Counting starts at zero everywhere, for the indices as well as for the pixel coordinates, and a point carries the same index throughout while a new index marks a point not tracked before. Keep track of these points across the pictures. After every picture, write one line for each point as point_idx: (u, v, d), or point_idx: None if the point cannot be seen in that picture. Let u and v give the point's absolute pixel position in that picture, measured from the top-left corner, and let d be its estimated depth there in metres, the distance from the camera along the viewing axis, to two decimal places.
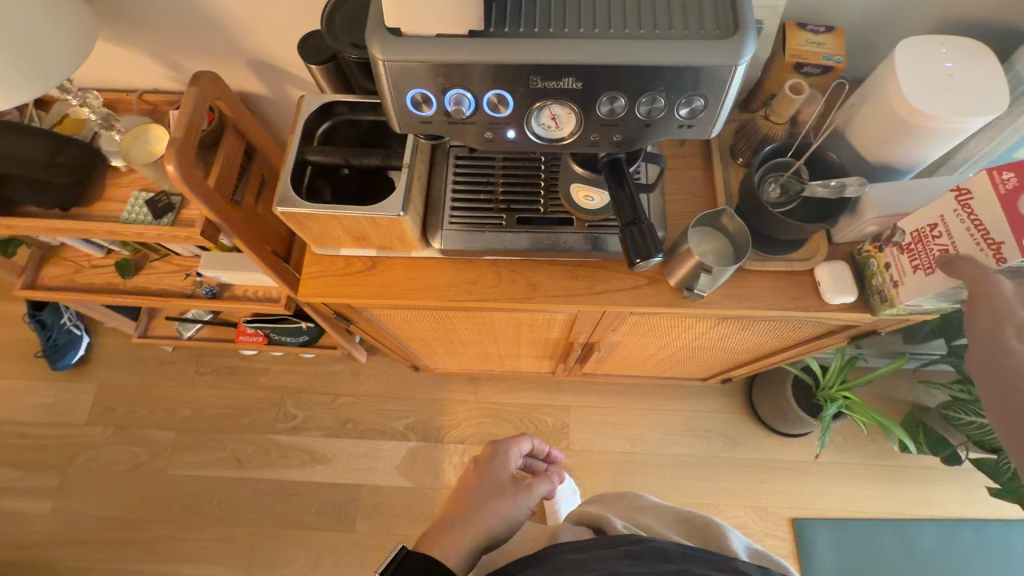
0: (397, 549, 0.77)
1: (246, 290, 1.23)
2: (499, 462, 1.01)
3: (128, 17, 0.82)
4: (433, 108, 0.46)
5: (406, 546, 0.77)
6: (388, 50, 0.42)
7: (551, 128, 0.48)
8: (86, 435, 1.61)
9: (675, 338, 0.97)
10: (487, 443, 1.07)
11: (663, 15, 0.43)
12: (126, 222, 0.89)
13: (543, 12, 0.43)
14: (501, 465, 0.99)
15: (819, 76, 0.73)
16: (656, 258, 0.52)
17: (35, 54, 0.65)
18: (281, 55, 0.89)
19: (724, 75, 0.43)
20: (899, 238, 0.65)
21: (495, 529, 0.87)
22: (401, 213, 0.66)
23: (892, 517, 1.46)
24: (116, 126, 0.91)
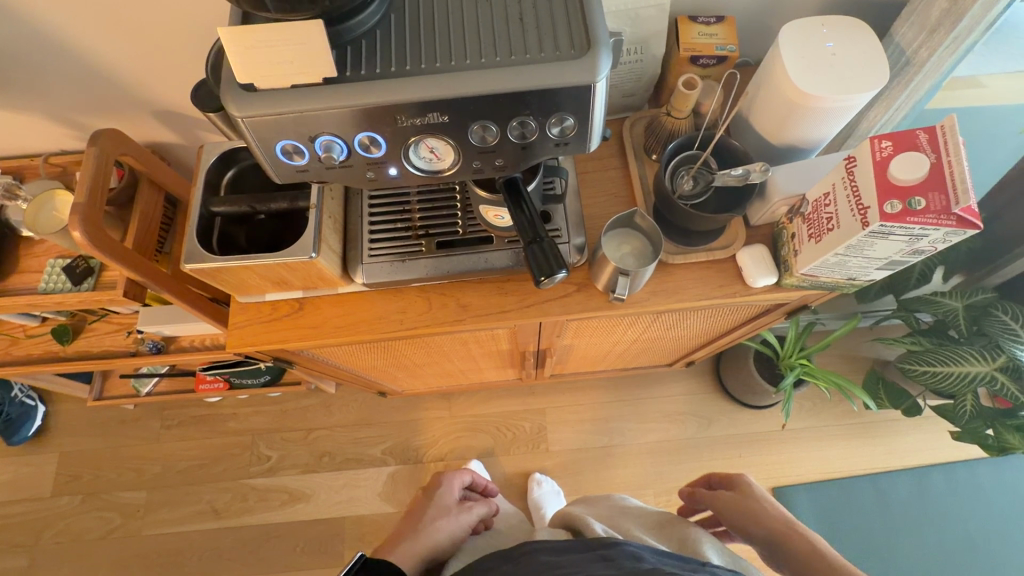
0: (357, 556, 0.77)
1: (193, 340, 1.20)
2: (445, 488, 1.03)
3: (14, 83, 0.79)
4: (305, 157, 0.46)
5: (365, 553, 0.77)
6: (244, 107, 0.42)
7: (431, 160, 0.48)
8: (54, 507, 1.56)
9: (623, 334, 0.98)
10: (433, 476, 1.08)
11: (518, 40, 0.43)
12: (44, 291, 0.86)
13: (400, 50, 0.43)
14: (448, 491, 1.02)
15: (716, 66, 0.74)
16: (559, 274, 0.52)
17: None
18: (185, 102, 0.87)
19: (586, 93, 0.43)
20: (804, 208, 0.67)
21: (442, 543, 0.91)
22: (313, 254, 0.65)
23: (866, 473, 1.50)
24: (21, 195, 0.87)
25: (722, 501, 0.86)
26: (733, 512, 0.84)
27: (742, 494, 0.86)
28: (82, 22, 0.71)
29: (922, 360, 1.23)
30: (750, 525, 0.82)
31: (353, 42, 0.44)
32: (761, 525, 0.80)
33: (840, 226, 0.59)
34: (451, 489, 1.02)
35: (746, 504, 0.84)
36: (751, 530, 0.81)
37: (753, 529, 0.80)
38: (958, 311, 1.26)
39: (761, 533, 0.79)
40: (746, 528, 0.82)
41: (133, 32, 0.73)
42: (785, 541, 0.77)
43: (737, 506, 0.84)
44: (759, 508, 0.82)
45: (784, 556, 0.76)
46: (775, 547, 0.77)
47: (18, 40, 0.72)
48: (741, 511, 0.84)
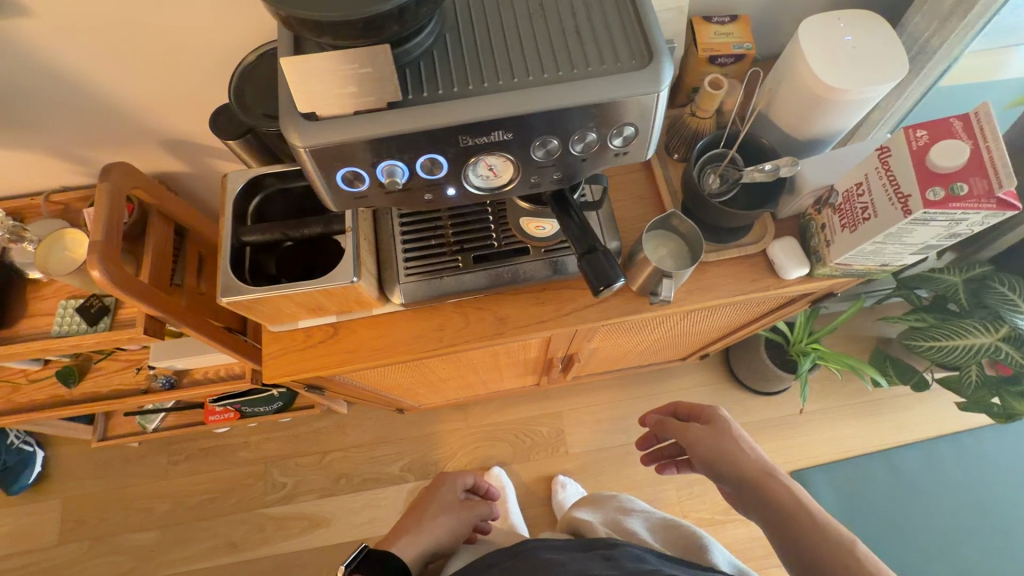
0: (357, 549, 0.77)
1: (207, 371, 1.17)
2: (447, 488, 1.01)
3: (16, 121, 0.76)
4: (366, 183, 0.45)
5: (366, 545, 0.77)
6: (306, 136, 0.41)
7: (489, 178, 0.47)
8: (60, 556, 1.50)
9: (649, 333, 0.98)
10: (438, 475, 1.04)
11: (578, 53, 0.43)
12: (58, 335, 0.83)
13: (459, 69, 0.43)
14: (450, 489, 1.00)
15: (734, 65, 0.75)
16: (617, 283, 0.52)
17: None
18: (193, 130, 0.84)
19: (648, 102, 0.43)
20: (833, 199, 0.68)
21: (443, 543, 0.90)
22: (354, 278, 0.64)
23: (878, 449, 1.53)
24: (27, 236, 0.83)
25: (701, 439, 0.78)
26: (711, 452, 0.76)
27: (719, 430, 0.78)
28: (90, 55, 0.69)
29: (925, 335, 1.26)
30: (725, 467, 0.74)
31: (411, 63, 0.43)
32: (738, 469, 0.72)
33: (878, 215, 0.61)
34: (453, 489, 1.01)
35: (723, 444, 0.76)
36: (726, 472, 0.73)
37: (732, 473, 0.73)
38: (958, 286, 1.30)
39: (738, 477, 0.72)
40: (723, 469, 0.74)
41: (146, 63, 0.71)
42: (762, 486, 0.70)
43: (715, 444, 0.76)
44: (736, 449, 0.74)
45: (760, 501, 0.69)
46: (754, 492, 0.70)
47: (21, 77, 0.69)
48: (718, 451, 0.75)
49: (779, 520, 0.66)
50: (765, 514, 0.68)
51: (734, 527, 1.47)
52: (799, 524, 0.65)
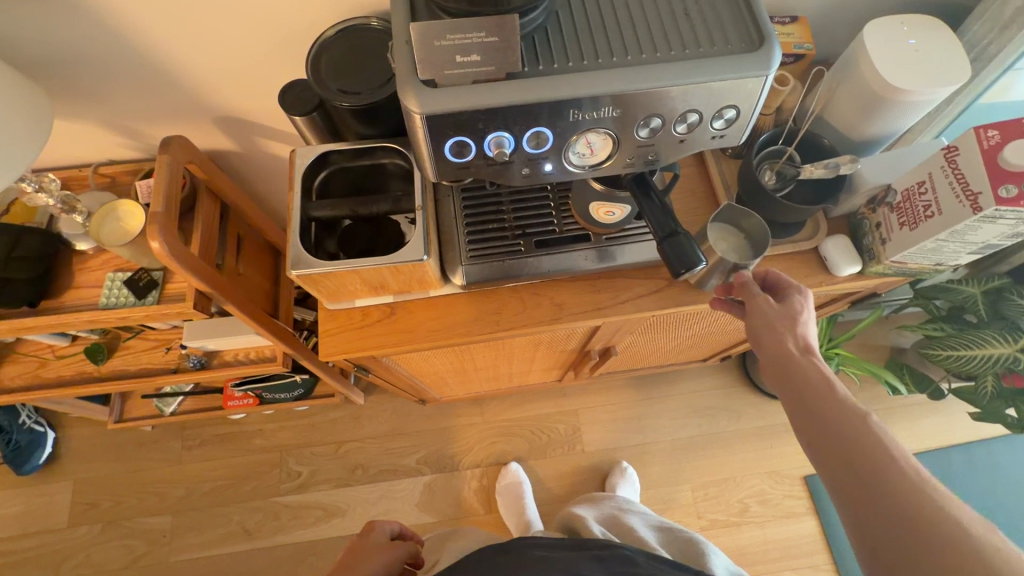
0: None
1: (237, 354, 1.17)
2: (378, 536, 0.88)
3: (79, 91, 0.76)
4: (472, 154, 0.45)
5: None
6: (425, 102, 0.41)
7: (587, 155, 0.48)
8: (68, 539, 1.47)
9: (686, 329, 0.99)
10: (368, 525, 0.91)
11: (687, 35, 0.44)
12: (107, 307, 0.82)
13: (573, 46, 0.44)
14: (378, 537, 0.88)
15: (793, 65, 0.76)
16: (700, 265, 0.53)
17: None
18: (249, 108, 0.84)
19: (755, 85, 0.44)
20: (891, 197, 0.70)
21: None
22: (425, 256, 0.64)
23: None
24: (79, 208, 0.82)
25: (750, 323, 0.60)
26: (765, 344, 0.58)
27: (783, 317, 0.58)
28: (164, 28, 0.69)
29: (944, 344, 1.26)
30: (773, 361, 0.57)
31: (526, 37, 0.44)
32: (763, 356, 0.58)
33: (942, 213, 0.63)
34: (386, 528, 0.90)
35: (785, 335, 0.57)
36: (776, 371, 0.57)
37: (770, 368, 0.57)
38: (976, 298, 1.27)
39: (772, 370, 0.57)
40: (767, 366, 0.58)
41: (218, 39, 0.72)
42: (819, 398, 0.53)
43: (768, 331, 0.58)
44: (789, 334, 0.57)
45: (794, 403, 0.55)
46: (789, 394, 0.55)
47: (93, 46, 0.69)
48: (775, 345, 0.57)
49: (806, 427, 0.54)
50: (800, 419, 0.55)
51: (749, 530, 1.47)
52: (839, 440, 0.50)
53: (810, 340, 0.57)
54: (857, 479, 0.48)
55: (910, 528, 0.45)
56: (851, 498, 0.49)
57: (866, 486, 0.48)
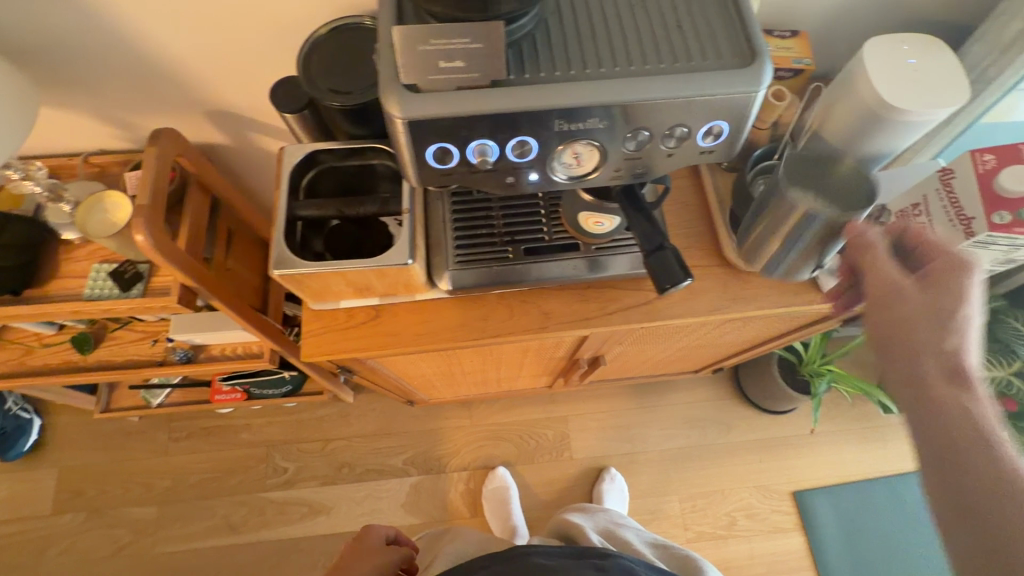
0: None
1: (224, 349, 1.16)
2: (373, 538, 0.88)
3: (70, 80, 0.75)
4: (455, 160, 0.45)
5: None
6: (406, 107, 0.40)
7: (573, 166, 0.47)
8: (51, 527, 1.46)
9: (678, 341, 0.98)
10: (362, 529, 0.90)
11: (679, 48, 0.43)
12: (90, 298, 0.81)
13: (561, 54, 0.43)
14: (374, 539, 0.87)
15: (791, 79, 0.75)
16: (685, 282, 0.51)
17: None
18: (243, 102, 0.84)
19: (745, 101, 0.43)
20: (884, 218, 0.71)
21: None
22: (410, 260, 0.64)
23: (882, 475, 1.54)
24: (66, 197, 0.82)
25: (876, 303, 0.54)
26: (893, 330, 0.53)
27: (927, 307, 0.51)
28: (157, 19, 0.68)
29: None
30: (899, 350, 0.52)
31: (513, 44, 0.43)
32: (884, 342, 0.54)
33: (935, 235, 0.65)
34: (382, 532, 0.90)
35: (922, 327, 0.51)
36: (902, 363, 0.52)
37: (899, 357, 0.52)
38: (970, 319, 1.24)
39: (898, 358, 0.53)
40: (893, 353, 0.53)
41: (211, 32, 0.71)
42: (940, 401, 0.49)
43: (898, 323, 0.52)
44: (929, 329, 0.51)
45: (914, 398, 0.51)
46: (913, 389, 0.51)
47: (84, 36, 0.69)
48: (908, 336, 0.52)
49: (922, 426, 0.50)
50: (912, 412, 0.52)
51: (735, 543, 1.46)
52: (952, 450, 0.48)
53: (958, 338, 0.50)
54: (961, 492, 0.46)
55: (1004, 552, 0.44)
56: (944, 502, 0.48)
57: (962, 503, 0.46)
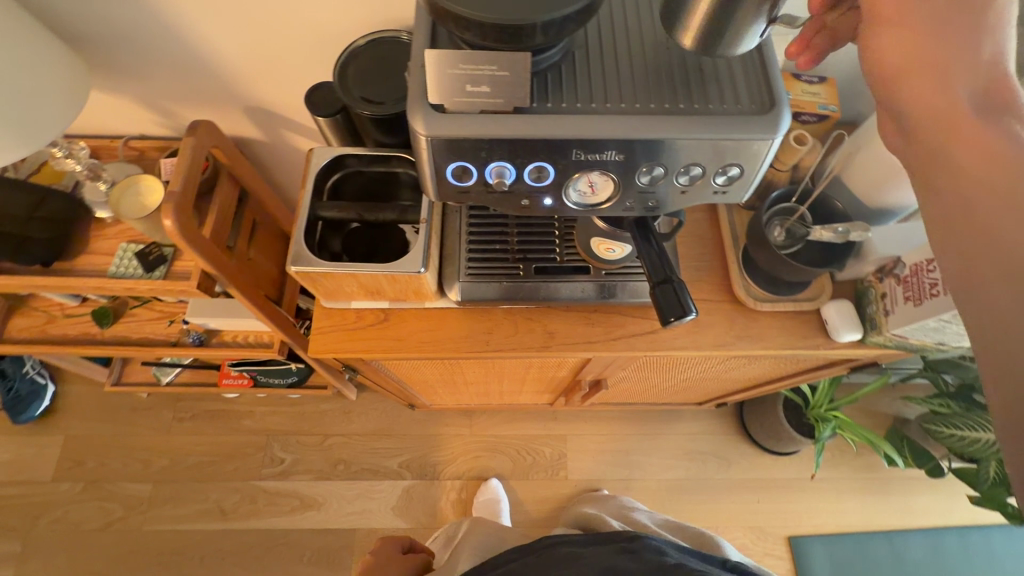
0: None
1: (236, 336, 1.19)
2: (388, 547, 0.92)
3: (121, 69, 0.79)
4: (472, 179, 0.46)
5: None
6: (431, 125, 0.42)
7: (587, 194, 0.48)
8: (52, 493, 1.50)
9: (681, 373, 0.98)
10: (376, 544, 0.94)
11: (700, 90, 0.45)
12: (115, 276, 0.85)
13: (586, 87, 0.44)
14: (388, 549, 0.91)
15: (816, 124, 0.76)
16: (690, 315, 0.52)
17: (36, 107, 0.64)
18: (279, 102, 0.87)
19: (761, 147, 0.44)
20: (898, 270, 0.70)
21: None
22: (422, 269, 0.65)
23: (882, 529, 1.50)
24: (104, 176, 0.85)
25: (888, 10, 0.36)
26: (913, 51, 0.35)
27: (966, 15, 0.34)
28: (208, 20, 0.72)
29: (948, 423, 1.22)
30: (918, 71, 0.35)
31: (539, 72, 0.45)
32: (892, 69, 0.36)
33: (947, 293, 0.63)
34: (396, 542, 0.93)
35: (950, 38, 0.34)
36: (915, 94, 0.35)
37: (906, 84, 0.36)
38: None
39: (897, 86, 0.36)
40: (891, 84, 0.36)
41: (256, 34, 0.74)
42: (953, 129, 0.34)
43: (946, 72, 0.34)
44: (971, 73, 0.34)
45: (903, 137, 0.37)
46: (900, 126, 0.37)
47: (137, 28, 0.72)
48: (939, 48, 0.34)
49: (908, 163, 0.38)
50: (898, 149, 0.38)
51: None
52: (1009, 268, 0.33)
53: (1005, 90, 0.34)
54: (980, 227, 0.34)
55: None
56: (955, 251, 0.35)
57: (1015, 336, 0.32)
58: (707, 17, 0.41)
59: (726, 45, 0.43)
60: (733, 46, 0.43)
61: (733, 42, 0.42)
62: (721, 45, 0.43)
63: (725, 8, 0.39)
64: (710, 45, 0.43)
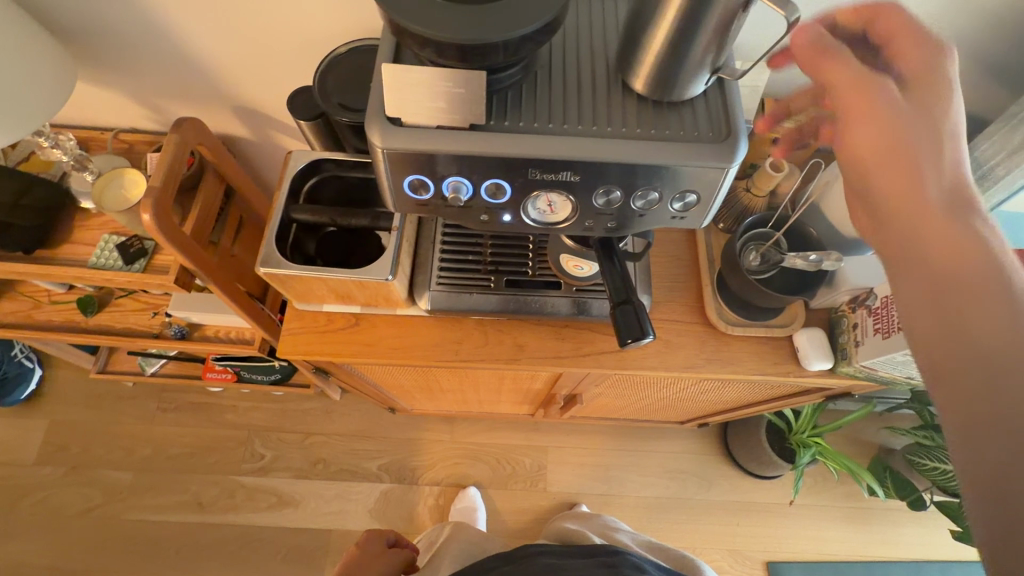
0: None
1: (218, 331, 1.19)
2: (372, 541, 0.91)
3: (111, 63, 0.80)
4: (430, 193, 0.47)
5: None
6: (386, 137, 0.43)
7: (546, 213, 0.49)
8: (33, 476, 1.50)
9: (657, 391, 0.97)
10: (362, 535, 0.93)
11: (658, 116, 0.45)
12: (95, 267, 0.86)
13: (544, 107, 0.45)
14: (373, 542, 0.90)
15: (796, 150, 0.76)
16: (646, 339, 0.52)
17: (25, 94, 0.66)
18: (267, 102, 0.88)
19: (716, 175, 0.44)
20: (871, 301, 0.69)
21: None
22: (390, 277, 0.65)
23: (863, 559, 1.48)
24: (90, 167, 0.87)
25: (859, 112, 0.46)
26: (879, 147, 0.45)
27: (920, 119, 0.45)
28: (196, 20, 0.73)
29: (930, 454, 1.20)
30: (885, 163, 0.45)
31: (498, 90, 0.45)
32: (864, 158, 0.46)
33: None
34: (381, 537, 0.93)
35: (909, 133, 0.44)
36: (883, 181, 0.45)
37: (877, 173, 0.46)
38: None
39: (870, 176, 0.46)
40: (866, 175, 0.46)
41: (244, 35, 0.75)
42: (908, 205, 0.44)
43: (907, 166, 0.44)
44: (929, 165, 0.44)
45: (873, 216, 0.47)
46: (872, 205, 0.47)
47: (127, 25, 0.73)
48: (901, 147, 0.44)
49: (877, 235, 0.47)
50: (869, 219, 0.48)
51: None
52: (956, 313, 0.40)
53: (958, 184, 0.44)
54: (930, 280, 0.42)
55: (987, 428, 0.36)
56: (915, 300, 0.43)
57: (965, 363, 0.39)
58: (657, 64, 0.42)
59: (676, 89, 0.44)
60: (682, 90, 0.44)
61: (682, 86, 0.44)
62: (670, 89, 0.44)
63: (676, 49, 0.41)
64: (666, 89, 0.44)
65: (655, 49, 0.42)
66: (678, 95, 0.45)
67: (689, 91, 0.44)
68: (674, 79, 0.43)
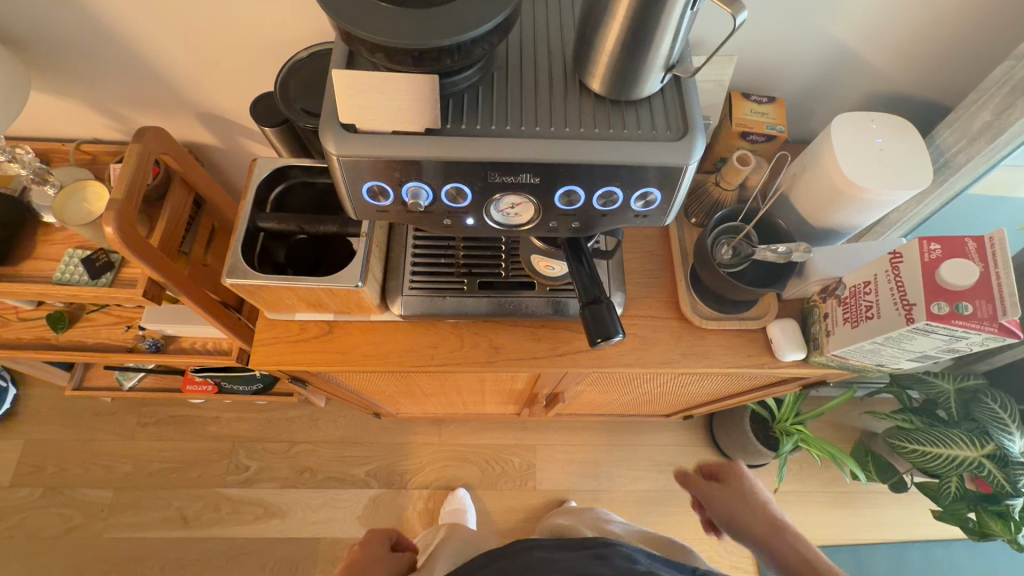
0: None
1: (194, 342, 1.17)
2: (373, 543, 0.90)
3: (68, 72, 0.78)
4: (390, 199, 0.46)
5: None
6: (340, 144, 0.42)
7: (509, 215, 0.48)
8: (10, 499, 1.47)
9: (637, 387, 0.98)
10: (364, 534, 0.93)
11: (616, 115, 0.45)
12: (59, 283, 0.84)
13: (502, 109, 0.44)
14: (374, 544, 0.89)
15: (764, 143, 0.76)
16: (616, 337, 0.51)
17: None
18: (232, 108, 0.86)
19: (676, 173, 0.44)
20: (840, 290, 0.70)
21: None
22: (359, 284, 0.64)
23: (849, 543, 1.50)
24: (51, 180, 0.85)
25: None
26: None
27: None
28: (153, 26, 0.71)
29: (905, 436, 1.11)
30: None
31: (455, 93, 0.44)
32: None
33: (881, 316, 0.64)
34: (381, 539, 0.91)
35: None
36: None
37: None
38: (949, 395, 1.10)
39: None
40: None
41: (205, 42, 0.74)
42: None
43: None
44: None
45: None
46: None
47: (82, 33, 0.72)
48: None
49: None
50: None
51: None
52: None
53: None
54: None
55: None
56: None
57: None
58: (612, 64, 0.42)
59: (632, 88, 0.44)
60: (638, 89, 0.44)
61: (637, 85, 0.44)
62: (626, 88, 0.44)
63: (629, 49, 0.41)
64: (622, 89, 0.44)
65: (608, 48, 0.42)
66: (633, 94, 0.45)
67: (645, 89, 0.44)
68: (628, 78, 0.43)
